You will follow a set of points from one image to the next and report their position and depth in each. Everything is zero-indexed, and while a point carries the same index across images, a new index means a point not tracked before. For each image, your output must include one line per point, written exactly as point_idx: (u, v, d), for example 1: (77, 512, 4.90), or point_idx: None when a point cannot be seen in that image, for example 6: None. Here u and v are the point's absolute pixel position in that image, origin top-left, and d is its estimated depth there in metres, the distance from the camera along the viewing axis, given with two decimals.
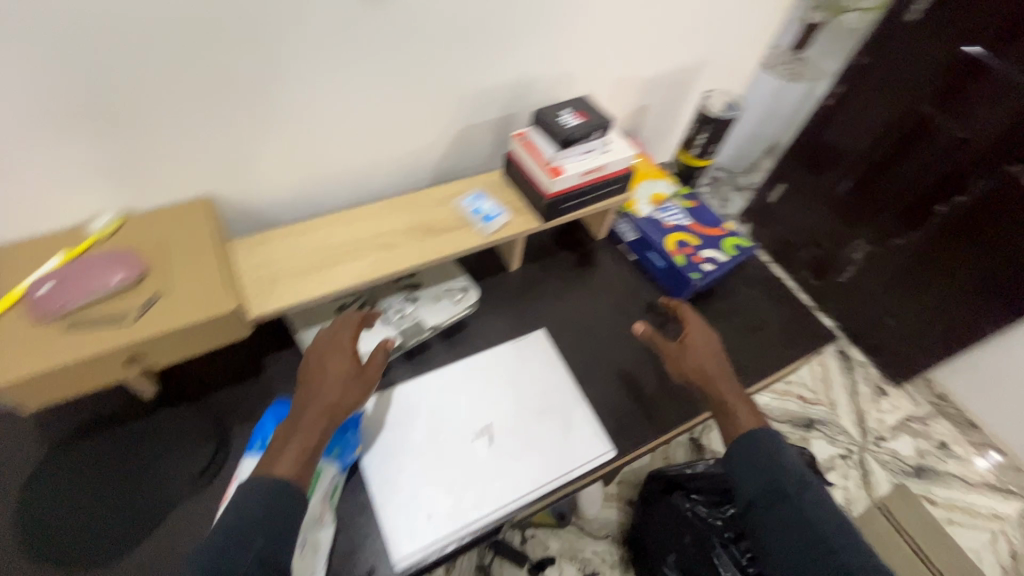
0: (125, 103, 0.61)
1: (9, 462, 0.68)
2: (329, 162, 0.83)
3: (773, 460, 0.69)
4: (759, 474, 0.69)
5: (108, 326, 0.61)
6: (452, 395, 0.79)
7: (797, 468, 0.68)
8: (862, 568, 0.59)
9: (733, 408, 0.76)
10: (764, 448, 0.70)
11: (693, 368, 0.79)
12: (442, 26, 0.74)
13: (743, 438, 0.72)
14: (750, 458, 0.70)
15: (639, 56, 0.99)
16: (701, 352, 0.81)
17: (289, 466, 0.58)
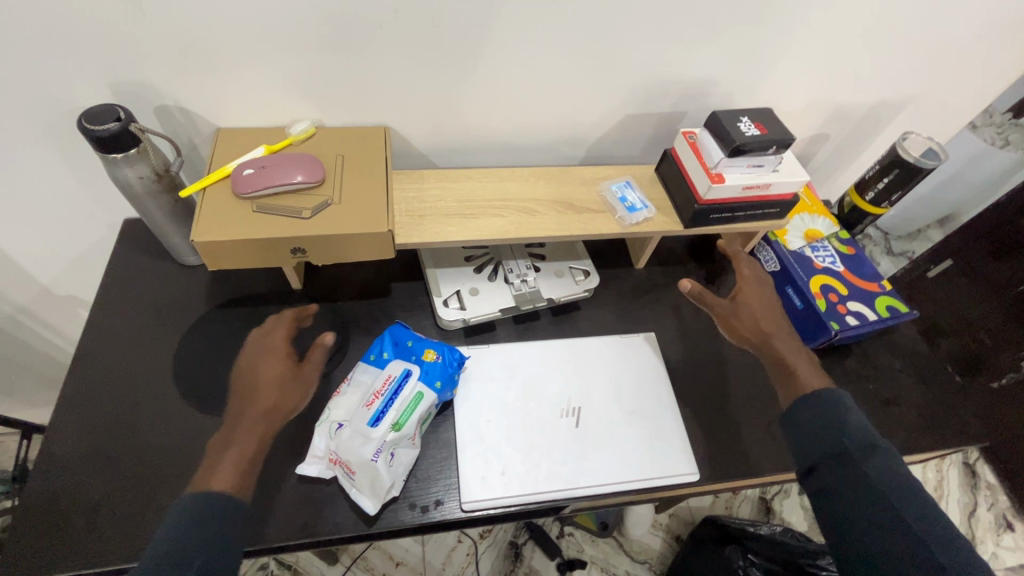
0: (350, 25, 0.68)
1: (181, 308, 0.81)
2: (496, 120, 0.86)
3: (835, 427, 0.65)
4: (819, 438, 0.65)
5: (287, 217, 0.69)
6: (550, 369, 0.81)
7: (863, 432, 0.63)
8: (947, 541, 0.53)
9: (793, 365, 0.75)
10: (828, 405, 0.67)
11: (751, 330, 0.80)
12: (646, 8, 0.74)
13: (809, 394, 0.70)
14: (808, 419, 0.67)
15: (839, 80, 0.91)
16: (761, 311, 0.82)
17: (227, 477, 0.58)
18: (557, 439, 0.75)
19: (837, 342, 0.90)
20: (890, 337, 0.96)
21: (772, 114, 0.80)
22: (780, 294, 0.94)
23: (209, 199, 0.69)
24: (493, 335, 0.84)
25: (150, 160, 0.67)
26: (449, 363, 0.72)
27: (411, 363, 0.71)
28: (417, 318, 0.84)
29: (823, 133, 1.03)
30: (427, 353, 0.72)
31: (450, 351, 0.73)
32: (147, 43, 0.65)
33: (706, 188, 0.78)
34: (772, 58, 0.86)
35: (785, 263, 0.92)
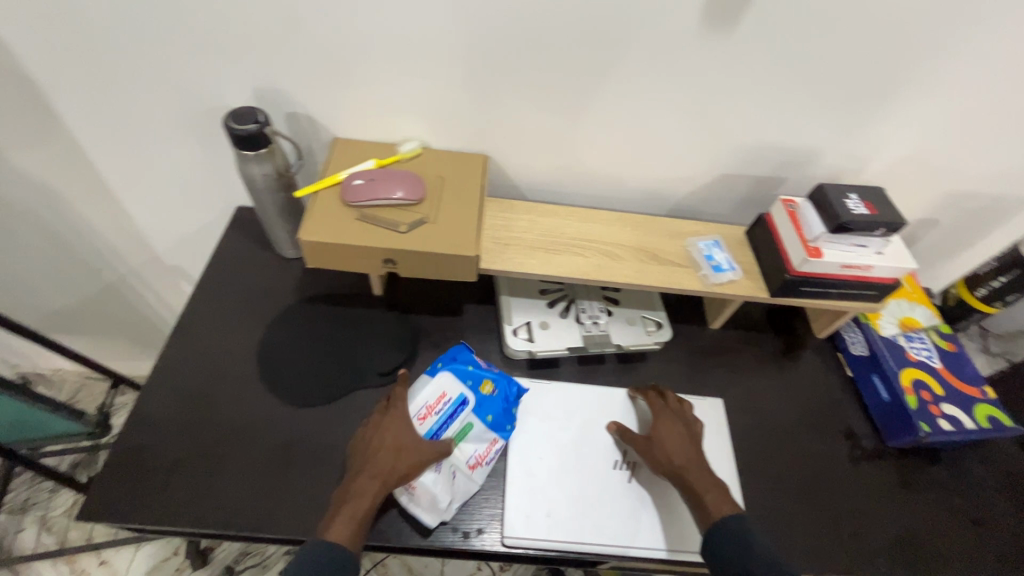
0: (475, 58, 0.73)
1: (272, 295, 0.87)
2: (590, 162, 0.88)
3: (743, 550, 0.61)
4: (731, 563, 0.61)
5: (385, 229, 0.73)
6: (609, 414, 0.80)
7: (771, 556, 0.61)
8: None
9: (703, 498, 0.67)
10: (737, 536, 0.62)
11: (663, 467, 0.71)
12: (758, 75, 0.74)
13: (720, 530, 0.63)
14: (721, 548, 0.62)
15: (958, 166, 0.87)
16: (673, 442, 0.72)
17: (342, 530, 0.61)
18: (607, 490, 0.73)
19: (924, 445, 0.82)
20: (987, 449, 0.87)
21: (883, 194, 0.77)
22: (865, 381, 0.88)
23: (319, 202, 0.75)
24: (556, 372, 0.84)
25: (275, 160, 0.74)
26: (504, 398, 0.73)
27: (468, 390, 0.71)
28: (484, 341, 0.86)
29: (933, 218, 0.97)
30: (485, 384, 0.73)
31: (508, 387, 0.74)
32: (295, 56, 0.73)
33: (800, 261, 0.76)
34: (887, 136, 0.83)
35: (875, 349, 0.86)
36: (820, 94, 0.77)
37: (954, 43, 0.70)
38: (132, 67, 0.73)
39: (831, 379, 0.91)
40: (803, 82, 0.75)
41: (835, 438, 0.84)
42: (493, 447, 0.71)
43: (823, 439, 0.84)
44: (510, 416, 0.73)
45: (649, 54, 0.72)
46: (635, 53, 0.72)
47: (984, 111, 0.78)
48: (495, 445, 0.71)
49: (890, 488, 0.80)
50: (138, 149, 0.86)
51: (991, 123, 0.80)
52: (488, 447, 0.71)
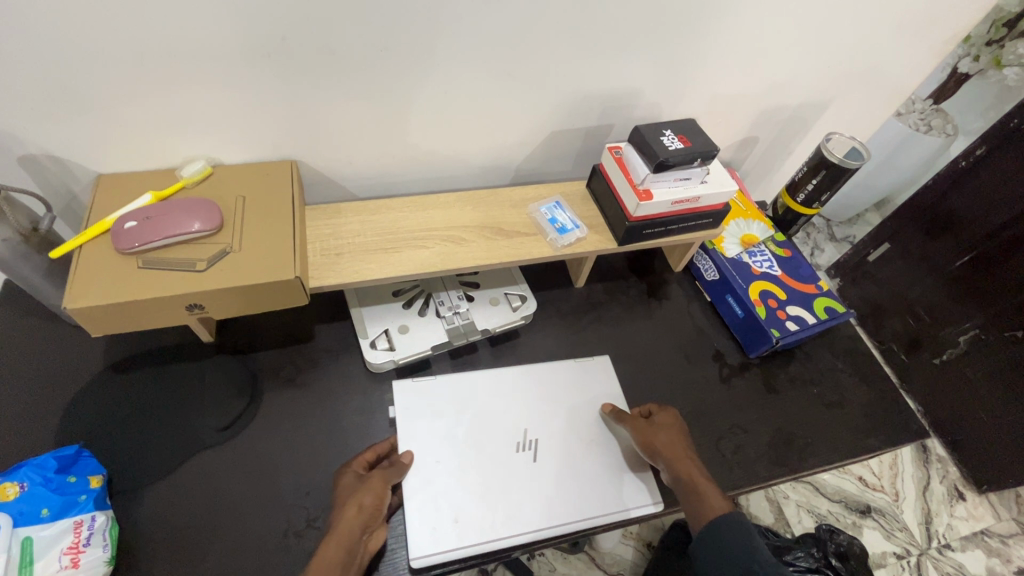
0: (237, 54, 0.62)
1: (69, 374, 0.72)
2: (414, 145, 0.82)
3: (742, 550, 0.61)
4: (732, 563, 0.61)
5: (180, 271, 0.62)
6: (498, 397, 0.76)
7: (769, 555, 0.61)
8: None
9: (703, 491, 0.66)
10: (738, 533, 0.62)
11: (663, 449, 0.70)
12: (554, 27, 0.71)
13: (722, 526, 0.62)
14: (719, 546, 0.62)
15: (761, 83, 0.91)
16: (672, 430, 0.72)
17: None
18: (512, 477, 0.70)
19: (779, 348, 0.89)
20: (831, 336, 0.96)
21: (696, 125, 0.78)
22: (722, 303, 0.92)
23: (85, 257, 0.62)
24: (427, 375, 0.79)
25: (9, 220, 0.60)
26: (42, 482, 0.57)
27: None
28: (343, 363, 0.79)
29: (751, 136, 1.03)
30: (4, 489, 0.55)
31: (43, 464, 0.58)
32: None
33: (634, 206, 0.76)
34: (692, 67, 0.84)
35: (723, 272, 0.91)
36: (620, 36, 0.75)
37: None
38: None
39: (694, 309, 0.95)
40: (600, 26, 0.73)
41: (706, 364, 0.88)
42: (85, 529, 0.58)
43: (696, 368, 0.87)
44: (74, 487, 0.59)
45: (435, 22, 0.66)
46: (422, 23, 0.65)
47: (769, 30, 0.82)
48: (86, 524, 0.58)
49: (759, 396, 0.86)
50: None
51: (777, 41, 0.84)
52: (79, 534, 0.58)
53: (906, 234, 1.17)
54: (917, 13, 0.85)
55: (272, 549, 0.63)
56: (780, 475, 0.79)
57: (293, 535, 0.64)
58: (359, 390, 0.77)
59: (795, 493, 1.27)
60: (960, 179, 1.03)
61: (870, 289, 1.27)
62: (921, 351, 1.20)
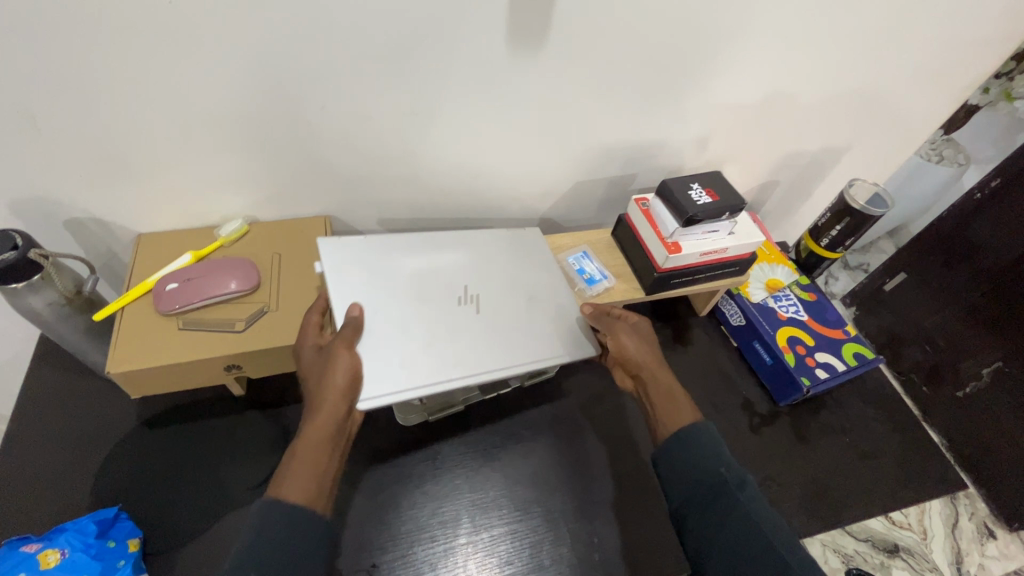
0: (283, 121, 0.65)
1: (104, 430, 0.72)
2: (441, 196, 0.83)
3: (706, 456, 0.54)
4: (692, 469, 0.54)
5: (220, 332, 0.64)
6: (442, 257, 0.73)
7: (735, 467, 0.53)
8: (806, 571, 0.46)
9: (676, 397, 0.61)
10: (705, 440, 0.55)
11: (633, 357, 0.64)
12: (579, 88, 0.73)
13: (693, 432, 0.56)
14: (680, 453, 0.55)
15: (780, 132, 0.93)
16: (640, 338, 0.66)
17: None
18: (456, 327, 0.66)
19: (809, 395, 0.88)
20: (860, 382, 0.95)
21: (722, 177, 0.79)
22: (749, 349, 0.92)
23: (127, 319, 0.63)
24: (458, 427, 0.79)
25: (58, 285, 0.61)
26: (81, 548, 0.57)
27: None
28: (375, 416, 0.79)
29: (772, 179, 1.04)
30: (45, 557, 0.56)
31: (83, 529, 0.59)
32: (54, 158, 0.60)
33: (663, 259, 0.76)
34: (716, 118, 0.86)
35: (750, 317, 0.91)
36: (645, 93, 0.77)
37: (751, 31, 0.73)
38: None
39: (721, 355, 0.94)
40: (626, 86, 0.75)
41: (736, 413, 0.87)
42: None
43: (726, 416, 0.86)
44: (113, 552, 0.59)
45: (467, 85, 0.68)
46: (456, 88, 0.68)
47: (789, 84, 0.83)
48: None
49: (791, 447, 0.85)
50: None
51: (797, 93, 0.86)
52: None
53: (922, 261, 1.04)
54: (938, 64, 0.87)
55: None
56: (816, 531, 0.77)
57: None
58: (391, 444, 0.76)
59: None
60: (978, 209, 0.93)
61: (883, 317, 1.14)
62: (942, 384, 1.03)
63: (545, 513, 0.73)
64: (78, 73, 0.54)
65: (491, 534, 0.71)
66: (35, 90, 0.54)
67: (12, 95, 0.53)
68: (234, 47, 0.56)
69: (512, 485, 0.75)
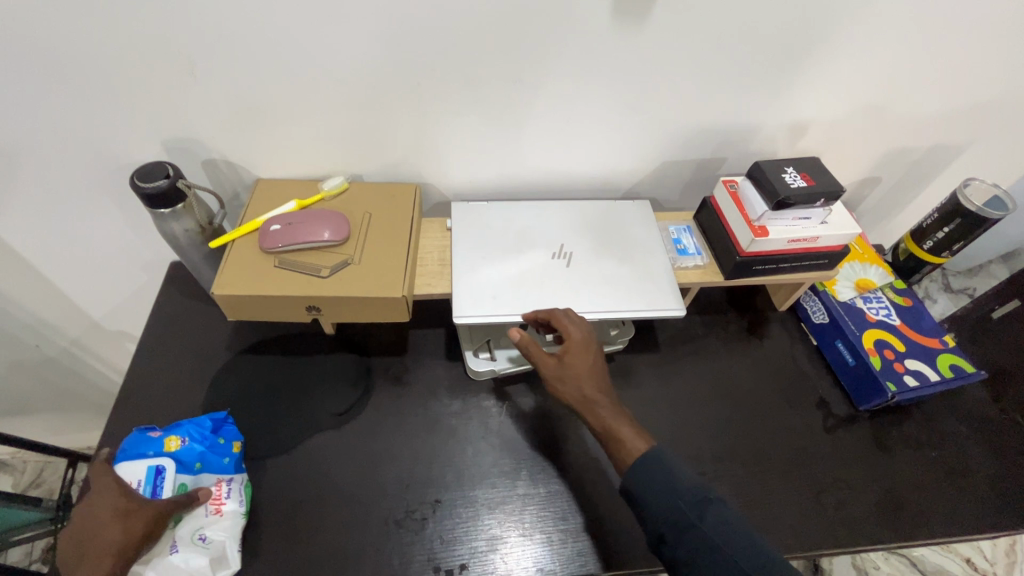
0: (396, 81, 0.70)
1: (215, 350, 0.82)
2: (529, 168, 0.86)
3: (667, 488, 0.56)
4: (660, 504, 0.56)
5: (307, 274, 0.70)
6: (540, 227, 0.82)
7: (693, 484, 0.56)
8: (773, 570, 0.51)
9: (619, 434, 0.61)
10: (658, 468, 0.57)
11: (575, 398, 0.63)
12: (680, 64, 0.73)
13: (638, 474, 0.57)
14: (646, 489, 0.57)
15: (892, 124, 0.87)
16: (581, 369, 0.64)
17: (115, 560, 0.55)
18: (549, 276, 0.77)
19: (893, 403, 0.83)
20: (954, 398, 0.88)
21: (820, 165, 0.77)
22: (829, 348, 0.88)
23: (236, 251, 0.71)
24: (524, 389, 0.82)
25: (194, 215, 0.70)
26: (199, 441, 0.65)
27: (155, 460, 0.63)
28: (448, 368, 0.83)
29: (875, 177, 0.99)
30: (169, 441, 0.65)
31: (200, 423, 0.66)
32: (202, 101, 0.69)
33: (748, 242, 0.75)
34: (818, 105, 0.82)
35: (835, 315, 0.87)
36: (747, 73, 0.75)
37: (872, 12, 0.69)
38: (27, 142, 0.68)
39: (798, 352, 0.91)
40: (728, 65, 0.74)
41: (809, 410, 0.84)
42: (223, 487, 0.65)
43: (798, 413, 0.84)
44: (223, 447, 0.67)
45: (568, 58, 0.70)
46: (557, 60, 0.70)
47: (909, 71, 0.78)
48: (226, 483, 0.66)
49: (867, 452, 0.80)
50: (49, 222, 0.80)
51: (917, 83, 0.80)
52: (219, 489, 0.65)
53: None
54: None
55: (373, 533, 0.68)
56: (888, 540, 0.73)
57: (393, 524, 0.69)
58: (460, 395, 0.81)
59: (885, 565, 1.10)
60: None
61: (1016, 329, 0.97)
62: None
63: (601, 476, 0.75)
64: (233, 25, 0.61)
65: (547, 489, 0.73)
66: (196, 40, 0.62)
67: (179, 42, 0.62)
68: (363, 7, 0.61)
69: (571, 448, 0.77)
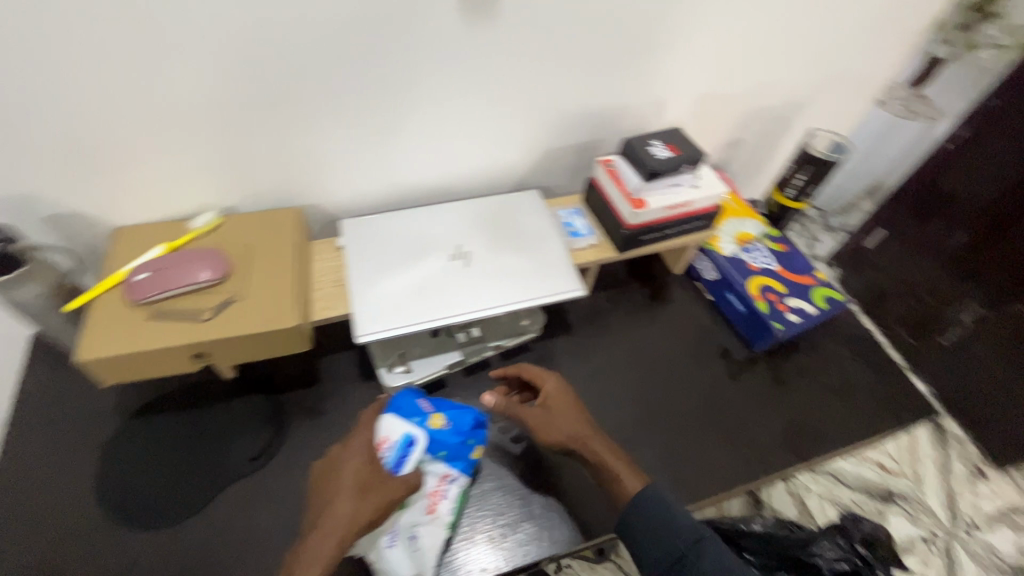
0: (252, 105, 0.66)
1: (98, 421, 0.74)
2: (413, 174, 0.86)
3: (665, 528, 0.56)
4: (658, 547, 0.56)
5: (187, 320, 0.65)
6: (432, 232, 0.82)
7: (693, 527, 0.56)
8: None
9: (611, 469, 0.62)
10: (655, 511, 0.57)
11: (563, 441, 0.65)
12: (536, 55, 0.75)
13: (637, 509, 0.58)
14: (647, 532, 0.57)
15: (741, 88, 0.95)
16: (562, 413, 0.67)
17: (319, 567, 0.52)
18: (449, 279, 0.77)
19: (783, 341, 0.91)
20: (833, 325, 0.98)
21: (683, 134, 0.83)
22: (723, 301, 0.95)
23: (99, 309, 0.65)
24: (445, 394, 0.82)
25: (40, 278, 0.63)
26: (458, 432, 0.68)
27: (412, 427, 0.65)
28: (364, 389, 0.81)
29: (737, 138, 1.07)
30: (435, 419, 0.68)
31: (462, 415, 0.68)
32: (25, 153, 0.62)
33: (630, 214, 0.79)
34: (675, 78, 0.88)
35: (722, 270, 0.94)
36: (601, 56, 0.79)
37: None
38: None
39: (697, 309, 0.97)
40: (582, 50, 0.77)
41: (713, 361, 0.90)
42: (446, 483, 0.69)
43: (704, 366, 0.90)
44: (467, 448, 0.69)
45: (425, 61, 0.70)
46: (414, 64, 0.69)
47: (743, 39, 0.85)
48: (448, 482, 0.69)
49: (767, 389, 0.88)
50: None
51: (753, 49, 0.88)
52: (440, 485, 0.68)
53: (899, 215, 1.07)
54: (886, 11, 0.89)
55: None
56: (794, 464, 0.80)
57: None
58: None
59: None
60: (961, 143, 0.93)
61: (889, 250, 1.10)
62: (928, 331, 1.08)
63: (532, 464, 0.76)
64: (40, 67, 0.55)
65: (481, 489, 0.74)
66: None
67: None
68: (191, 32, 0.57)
69: (500, 442, 0.78)
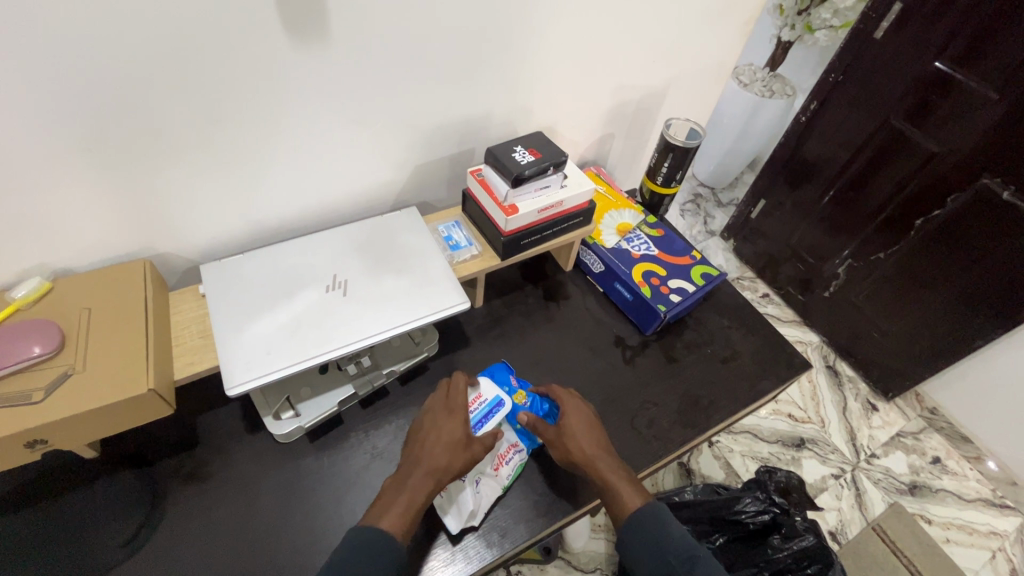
0: (58, 156, 0.60)
1: None
2: (277, 206, 0.81)
3: (656, 538, 0.65)
4: (648, 552, 0.65)
5: (12, 406, 0.57)
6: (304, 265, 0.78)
7: (680, 538, 0.65)
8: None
9: (617, 488, 0.69)
10: (650, 521, 0.66)
11: (574, 456, 0.71)
12: (384, 73, 0.73)
13: (638, 521, 0.66)
14: (638, 538, 0.66)
15: (599, 86, 0.99)
16: (579, 429, 0.74)
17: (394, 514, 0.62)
18: (325, 312, 0.74)
19: (671, 320, 0.96)
20: (715, 297, 1.05)
21: (545, 137, 0.84)
22: (612, 291, 0.99)
23: None
24: (342, 431, 0.78)
25: None
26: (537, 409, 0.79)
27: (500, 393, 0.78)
28: (252, 441, 0.76)
29: (607, 132, 1.12)
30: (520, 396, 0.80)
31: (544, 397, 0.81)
32: None
33: (504, 222, 0.80)
34: (533, 82, 0.90)
35: (607, 262, 0.97)
36: (452, 68, 0.79)
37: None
38: None
39: (591, 302, 1.00)
40: (430, 64, 0.76)
41: (610, 351, 0.93)
42: (512, 452, 0.76)
43: (602, 356, 0.92)
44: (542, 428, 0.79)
45: (261, 90, 0.66)
46: (250, 94, 0.66)
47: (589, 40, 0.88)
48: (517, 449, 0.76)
49: (662, 368, 0.92)
50: None
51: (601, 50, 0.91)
52: (507, 452, 0.76)
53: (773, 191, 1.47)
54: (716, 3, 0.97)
55: None
56: (693, 436, 0.85)
57: None
58: (274, 466, 0.74)
59: (737, 445, 1.30)
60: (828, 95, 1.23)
61: (808, 228, 1.42)
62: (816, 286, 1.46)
63: None
64: None
65: None
66: None
67: None
68: None
69: None
